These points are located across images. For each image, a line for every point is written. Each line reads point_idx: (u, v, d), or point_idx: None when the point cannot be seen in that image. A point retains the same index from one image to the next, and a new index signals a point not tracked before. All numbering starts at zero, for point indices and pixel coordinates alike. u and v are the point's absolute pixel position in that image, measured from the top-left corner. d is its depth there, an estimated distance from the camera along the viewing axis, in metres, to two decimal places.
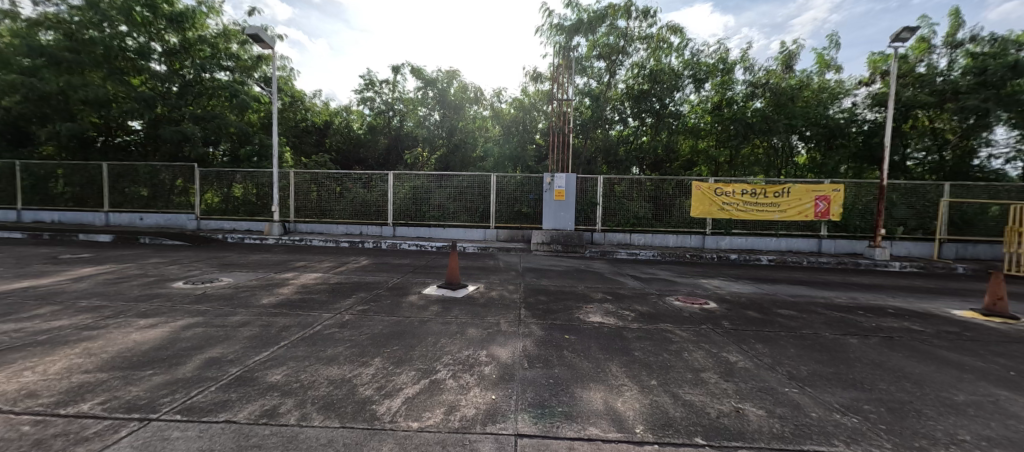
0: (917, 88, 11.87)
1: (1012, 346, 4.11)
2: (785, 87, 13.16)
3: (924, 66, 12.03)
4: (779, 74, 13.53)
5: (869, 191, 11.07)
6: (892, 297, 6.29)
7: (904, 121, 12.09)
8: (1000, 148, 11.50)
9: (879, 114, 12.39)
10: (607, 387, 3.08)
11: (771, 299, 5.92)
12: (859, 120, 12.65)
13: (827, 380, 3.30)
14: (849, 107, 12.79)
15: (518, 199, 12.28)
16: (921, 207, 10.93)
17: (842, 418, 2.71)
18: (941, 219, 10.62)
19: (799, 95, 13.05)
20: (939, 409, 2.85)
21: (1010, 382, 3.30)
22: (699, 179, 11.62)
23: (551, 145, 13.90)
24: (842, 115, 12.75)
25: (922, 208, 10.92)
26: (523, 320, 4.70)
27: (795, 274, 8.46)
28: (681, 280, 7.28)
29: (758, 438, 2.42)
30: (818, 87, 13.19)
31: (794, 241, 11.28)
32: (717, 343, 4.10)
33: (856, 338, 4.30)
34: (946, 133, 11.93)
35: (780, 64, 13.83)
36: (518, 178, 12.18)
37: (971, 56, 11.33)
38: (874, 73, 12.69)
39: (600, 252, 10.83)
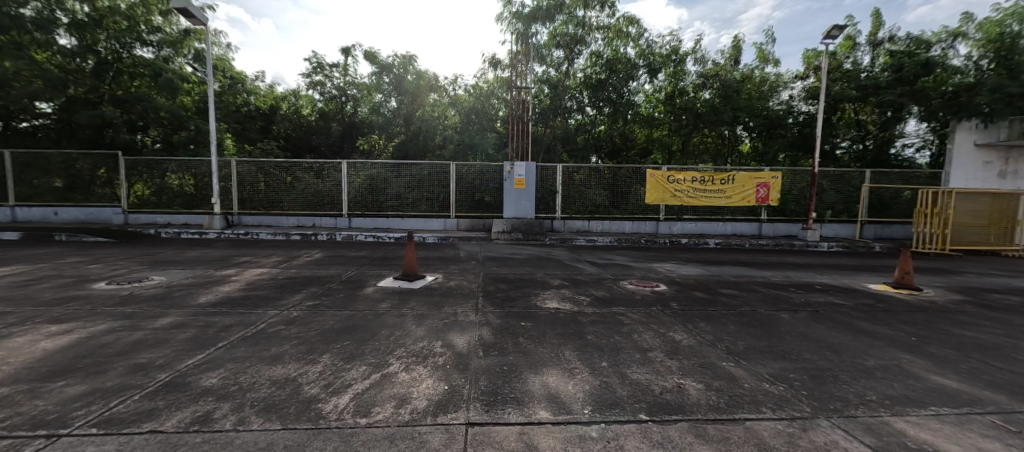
0: (844, 82, 12.78)
1: (915, 315, 4.65)
2: (732, 79, 13.79)
3: (850, 63, 13.05)
4: (725, 67, 14.17)
5: (804, 178, 11.98)
6: (820, 274, 6.92)
7: (833, 113, 13.14)
8: (913, 138, 12.78)
9: (812, 107, 13.32)
10: (560, 371, 3.17)
11: (716, 280, 6.30)
12: (796, 112, 13.56)
13: (760, 353, 3.57)
14: (787, 100, 13.70)
15: (479, 188, 12.19)
16: (848, 192, 11.94)
17: (771, 386, 2.96)
18: (863, 204, 11.77)
19: (743, 87, 13.74)
20: (852, 373, 3.19)
21: (911, 347, 3.73)
22: (654, 166, 11.98)
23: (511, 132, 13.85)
24: (781, 107, 13.67)
25: (849, 193, 11.95)
26: (481, 309, 4.70)
27: (738, 256, 9.07)
28: (636, 265, 7.56)
29: (696, 410, 2.60)
30: (760, 80, 13.99)
31: (738, 226, 12.05)
32: (666, 323, 4.32)
33: (788, 313, 4.68)
34: (869, 124, 13.07)
35: (727, 57, 14.47)
36: (478, 166, 12.06)
37: (889, 54, 12.38)
38: (808, 68, 13.61)
39: (561, 240, 11.02)
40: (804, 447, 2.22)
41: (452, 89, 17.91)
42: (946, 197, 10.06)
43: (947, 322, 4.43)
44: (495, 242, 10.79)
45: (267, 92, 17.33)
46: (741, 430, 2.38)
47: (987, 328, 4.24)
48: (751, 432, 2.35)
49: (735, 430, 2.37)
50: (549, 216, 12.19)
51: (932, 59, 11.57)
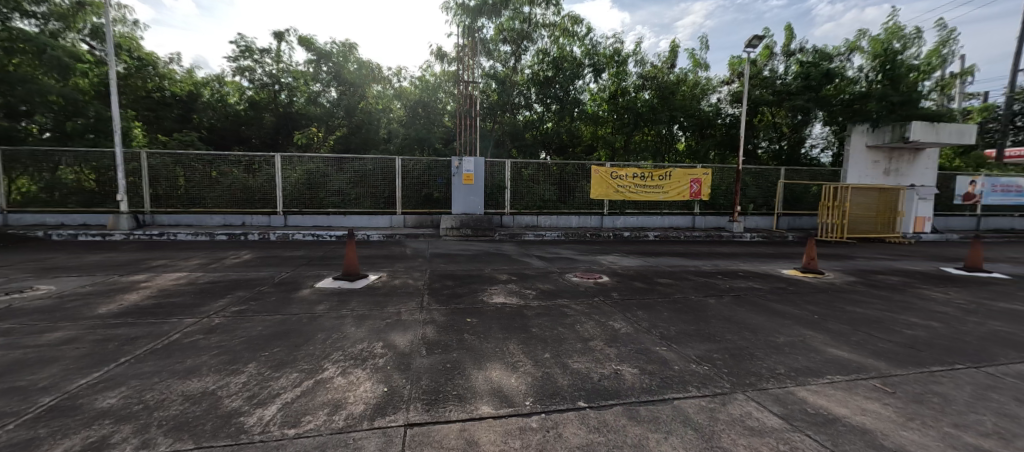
0: (762, 88, 14.16)
1: (818, 295, 5.29)
2: (668, 81, 14.71)
3: (768, 70, 14.44)
4: (662, 69, 15.06)
5: (730, 175, 13.09)
6: (742, 262, 7.64)
7: (754, 115, 14.51)
8: (818, 140, 14.46)
9: (737, 110, 14.61)
10: (504, 364, 3.20)
11: (653, 270, 6.71)
12: (724, 114, 14.79)
13: (690, 336, 3.85)
14: (715, 102, 14.90)
15: (426, 183, 11.93)
16: (767, 187, 13.23)
17: (697, 366, 3.21)
18: (779, 198, 13.15)
19: (678, 90, 14.71)
20: (766, 350, 3.56)
21: (814, 324, 4.24)
22: (598, 163, 12.43)
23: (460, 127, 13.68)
24: (711, 108, 14.85)
25: (768, 188, 13.23)
26: (425, 307, 4.61)
27: (673, 248, 9.73)
28: (581, 258, 7.83)
29: (630, 393, 2.76)
30: (693, 83, 15.03)
31: (674, 219, 12.92)
32: (606, 313, 4.52)
33: (714, 299, 5.11)
34: (784, 127, 14.54)
35: (663, 60, 15.37)
36: (425, 161, 11.80)
37: (799, 64, 13.85)
38: (733, 73, 14.89)
39: (510, 235, 11.14)
40: (723, 420, 2.43)
41: (396, 82, 17.19)
42: (843, 191, 11.55)
43: (843, 300, 5.09)
44: (444, 239, 10.63)
45: (185, 77, 15.61)
46: (669, 409, 2.56)
47: (873, 304, 4.94)
48: (677, 410, 2.54)
49: (664, 409, 2.55)
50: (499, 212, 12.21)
51: (832, 70, 13.15)
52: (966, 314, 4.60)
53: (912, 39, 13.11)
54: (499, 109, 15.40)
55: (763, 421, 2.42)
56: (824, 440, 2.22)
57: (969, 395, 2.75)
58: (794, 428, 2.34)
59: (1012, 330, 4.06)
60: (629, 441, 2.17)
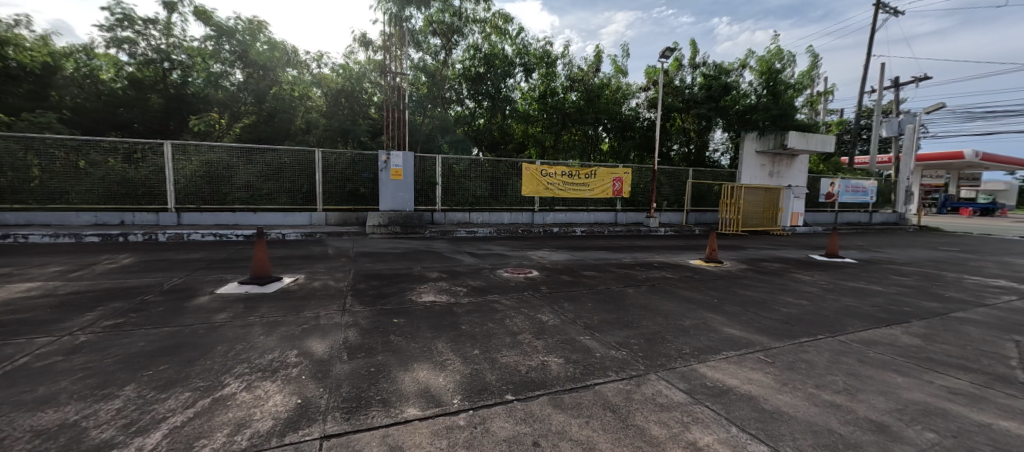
0: (673, 96, 15.81)
1: (716, 282, 6.06)
2: (593, 85, 15.57)
3: (678, 80, 16.02)
4: (588, 73, 15.91)
5: (647, 174, 14.30)
6: (657, 254, 8.43)
7: (666, 121, 16.12)
8: (719, 144, 16.40)
9: (653, 114, 16.07)
10: (432, 364, 3.15)
11: (579, 264, 7.11)
12: (642, 118, 16.17)
13: (610, 324, 4.15)
14: (635, 107, 16.21)
15: (351, 178, 11.26)
16: (678, 186, 14.72)
17: (615, 352, 3.47)
18: (687, 196, 14.71)
19: (603, 93, 15.67)
20: (674, 333, 3.97)
21: (713, 307, 4.84)
22: (529, 161, 12.77)
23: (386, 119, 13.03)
24: (631, 112, 16.13)
25: (678, 187, 14.73)
26: (348, 310, 4.35)
27: (598, 242, 10.39)
28: (513, 253, 8.02)
29: (555, 383, 2.89)
30: (615, 88, 16.14)
31: (599, 215, 13.80)
32: (536, 306, 4.68)
33: (632, 288, 5.57)
34: (692, 131, 16.31)
35: (589, 64, 16.25)
36: (349, 155, 11.12)
37: (703, 76, 15.57)
38: (649, 81, 16.27)
39: (442, 232, 10.98)
40: (637, 400, 2.66)
41: (315, 67, 15.74)
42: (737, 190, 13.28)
43: (736, 285, 5.89)
44: (371, 237, 10.10)
45: (36, 45, 12.75)
46: (590, 394, 2.74)
47: (758, 288, 5.78)
48: (597, 395, 2.72)
49: (586, 395, 2.71)
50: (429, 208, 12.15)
51: (728, 84, 15.03)
52: (825, 293, 5.60)
53: (788, 61, 15.44)
54: (432, 102, 15.17)
55: (670, 397, 2.71)
56: (719, 410, 2.54)
57: (826, 359, 3.36)
58: (695, 402, 2.65)
59: (855, 304, 5.04)
60: (553, 428, 2.28)
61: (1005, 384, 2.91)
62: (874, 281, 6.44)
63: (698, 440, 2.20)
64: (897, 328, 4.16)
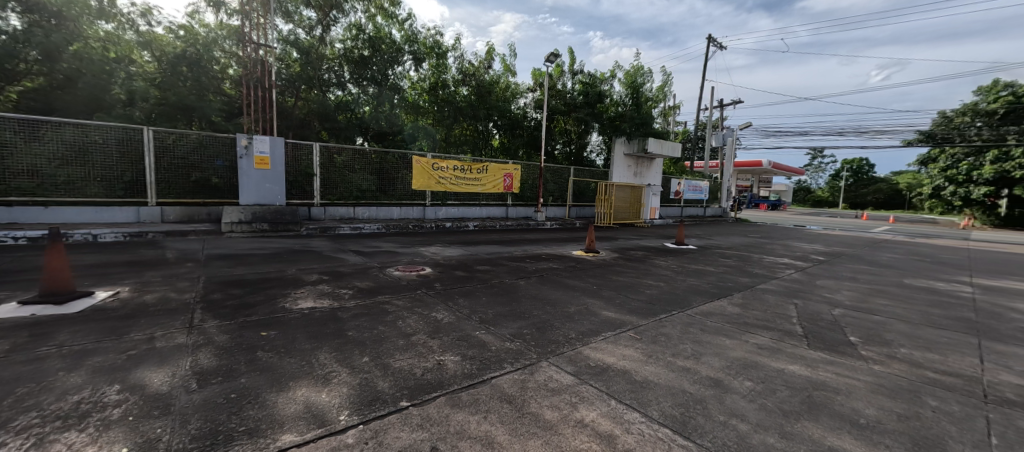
0: (556, 99, 17.18)
1: (594, 270, 6.80)
2: (485, 82, 15.92)
3: (560, 85, 17.44)
4: (480, 68, 16.18)
5: (533, 170, 15.26)
6: (544, 247, 9.08)
7: (551, 122, 17.54)
8: (595, 147, 18.40)
9: (539, 115, 17.30)
10: (312, 379, 2.78)
11: (473, 258, 7.19)
12: (529, 118, 17.24)
13: (504, 317, 4.29)
14: (523, 107, 17.17)
15: (198, 166, 9.47)
16: (561, 183, 16.09)
17: (510, 344, 3.60)
18: (569, 192, 16.26)
19: (494, 91, 16.15)
20: (561, 319, 4.31)
21: (593, 293, 5.41)
22: (419, 153, 12.34)
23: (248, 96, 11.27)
24: (519, 111, 17.06)
25: (561, 184, 16.10)
26: (197, 327, 3.56)
27: (490, 236, 10.70)
28: (404, 250, 7.69)
29: (452, 382, 2.84)
30: (506, 86, 16.80)
31: (490, 210, 14.23)
32: (430, 304, 4.56)
33: (524, 280, 5.87)
34: (573, 134, 17.88)
35: (481, 60, 16.51)
36: (196, 137, 9.32)
37: (581, 83, 17.29)
38: (536, 83, 17.37)
39: (321, 229, 9.90)
40: (531, 388, 2.79)
41: (142, 23, 12.43)
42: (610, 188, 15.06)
43: (610, 272, 6.71)
44: (229, 237, 8.53)
45: None
46: (487, 389, 2.76)
47: (627, 273, 6.69)
48: (494, 388, 2.77)
49: (483, 390, 2.73)
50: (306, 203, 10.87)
51: (601, 93, 16.95)
52: (676, 274, 6.78)
53: (647, 77, 18.12)
54: (307, 81, 13.48)
55: (559, 380, 2.92)
56: (601, 386, 2.85)
57: (679, 330, 4.07)
58: (581, 382, 2.91)
59: (697, 283, 6.23)
60: (452, 429, 2.23)
61: (788, 337, 3.95)
62: (707, 263, 8.09)
63: (585, 417, 2.41)
64: (724, 300, 5.28)
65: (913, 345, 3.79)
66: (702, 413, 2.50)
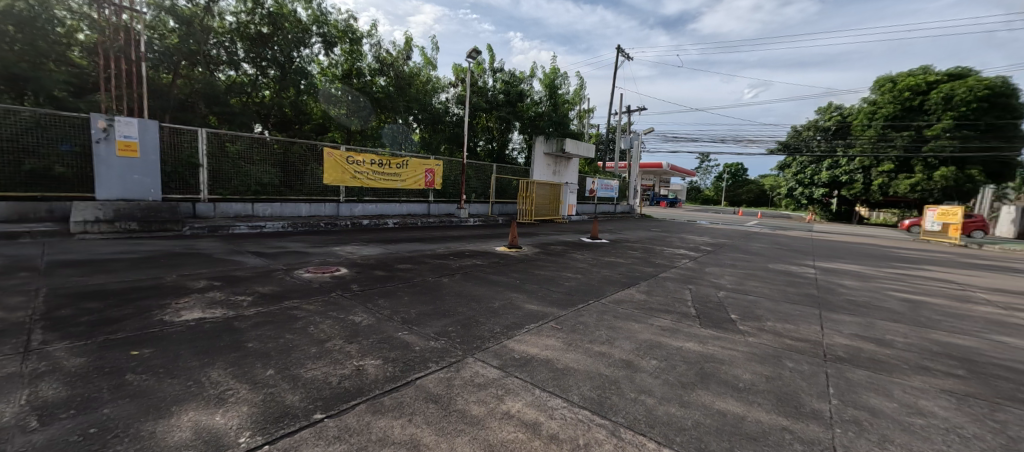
0: (477, 96, 17.45)
1: (517, 265, 7.01)
2: (405, 73, 15.61)
3: (481, 82, 17.64)
4: (397, 58, 15.70)
5: (456, 167, 15.17)
6: (468, 243, 9.10)
7: (473, 118, 17.70)
8: (516, 145, 18.86)
9: (460, 111, 17.39)
10: (203, 401, 2.40)
11: (393, 257, 6.91)
12: (451, 113, 17.23)
13: (428, 316, 4.20)
14: (444, 101, 17.20)
15: (35, 152, 7.84)
16: (483, 179, 16.24)
17: (434, 342, 3.52)
18: (491, 189, 16.43)
19: (414, 83, 15.86)
20: (486, 315, 4.35)
21: (517, 287, 5.57)
22: (331, 145, 11.83)
23: (111, 70, 9.66)
24: (440, 106, 17.05)
25: (484, 180, 16.26)
26: (34, 352, 2.83)
27: (412, 233, 10.41)
28: (315, 250, 7.08)
29: (373, 387, 2.69)
30: (426, 80, 16.63)
31: (412, 206, 13.94)
32: (347, 307, 4.26)
33: (448, 277, 5.81)
34: (494, 131, 18.28)
35: (398, 49, 15.94)
36: (31, 117, 7.76)
37: (502, 81, 17.78)
38: (458, 77, 17.72)
39: (209, 228, 8.70)
40: (457, 385, 2.77)
41: None
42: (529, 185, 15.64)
43: (531, 266, 6.97)
44: (83, 239, 7.04)
45: None
46: (411, 390, 2.67)
47: (548, 267, 7.03)
48: (418, 389, 2.68)
49: (407, 392, 2.63)
50: (189, 197, 9.68)
51: (521, 92, 17.52)
52: (591, 267, 7.31)
53: (563, 80, 19.24)
54: (193, 58, 11.74)
55: (485, 375, 2.94)
56: (525, 376, 2.94)
57: (594, 318, 4.38)
58: (506, 374, 2.96)
59: (609, 273, 6.80)
60: (374, 437, 2.11)
61: (684, 318, 4.51)
62: (617, 255, 8.86)
63: (510, 408, 2.47)
64: (632, 288, 5.83)
65: (776, 318, 4.59)
66: (616, 392, 2.72)
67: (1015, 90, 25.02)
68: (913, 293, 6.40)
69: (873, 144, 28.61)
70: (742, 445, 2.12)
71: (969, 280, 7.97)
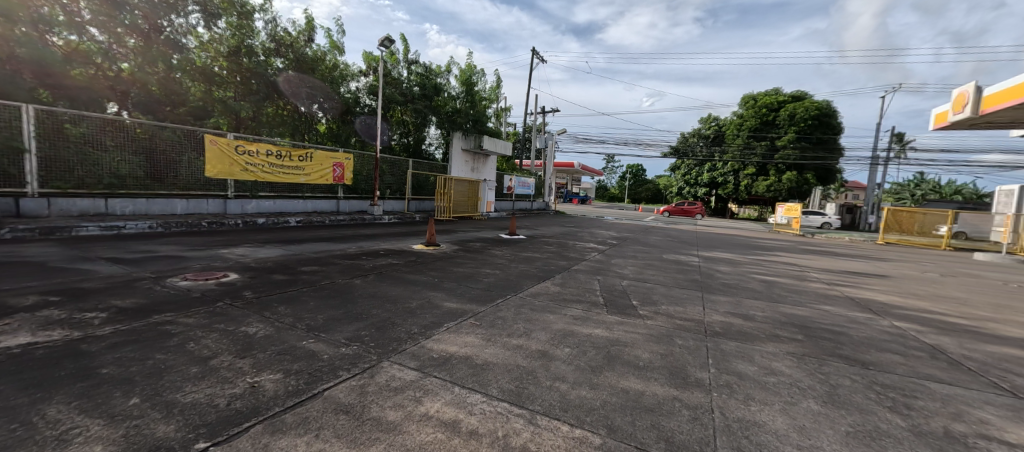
0: (391, 87, 16.68)
1: (435, 263, 6.89)
2: (307, 56, 14.33)
3: (395, 73, 16.86)
4: (297, 39, 14.31)
5: (369, 162, 14.68)
6: (383, 242, 8.67)
7: (387, 111, 16.93)
8: (433, 140, 18.45)
9: (373, 102, 16.58)
10: (29, 447, 1.87)
11: (295, 259, 6.27)
12: (362, 104, 16.48)
13: (338, 321, 3.89)
14: (354, 91, 16.22)
15: None
16: (399, 175, 15.76)
17: (345, 349, 3.27)
18: (407, 185, 16.04)
19: (318, 68, 14.71)
20: (402, 315, 4.20)
21: (435, 285, 5.47)
22: (215, 132, 10.39)
23: None
24: (350, 95, 16.12)
25: (399, 176, 15.78)
26: None
27: (319, 232, 9.58)
28: (195, 254, 6.08)
29: (272, 404, 2.38)
30: (332, 65, 15.44)
31: (318, 203, 12.95)
32: (238, 317, 3.74)
33: (360, 279, 5.47)
34: (410, 124, 17.62)
35: (297, 28, 14.49)
36: None
37: (418, 75, 17.21)
38: (369, 66, 16.82)
39: (41, 230, 6.98)
40: (372, 391, 2.61)
41: None
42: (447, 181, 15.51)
43: (450, 264, 6.91)
44: None
45: None
46: (319, 403, 2.43)
47: (467, 264, 7.04)
48: (327, 400, 2.45)
49: (314, 406, 2.39)
50: (8, 192, 7.68)
51: (437, 86, 17.17)
52: (509, 262, 7.51)
53: (481, 77, 19.37)
54: (15, 15, 8.94)
55: (402, 378, 2.82)
56: (445, 375, 2.90)
57: (512, 312, 4.50)
58: (425, 375, 2.88)
59: (526, 268, 7.05)
60: None
61: (593, 306, 4.87)
62: (533, 250, 9.24)
63: (429, 410, 2.40)
64: (548, 281, 6.13)
65: (668, 302, 5.23)
66: (533, 382, 2.83)
67: (833, 113, 32.00)
68: (767, 274, 7.85)
69: (740, 151, 34.24)
70: (642, 418, 2.36)
71: (804, 262, 10.02)
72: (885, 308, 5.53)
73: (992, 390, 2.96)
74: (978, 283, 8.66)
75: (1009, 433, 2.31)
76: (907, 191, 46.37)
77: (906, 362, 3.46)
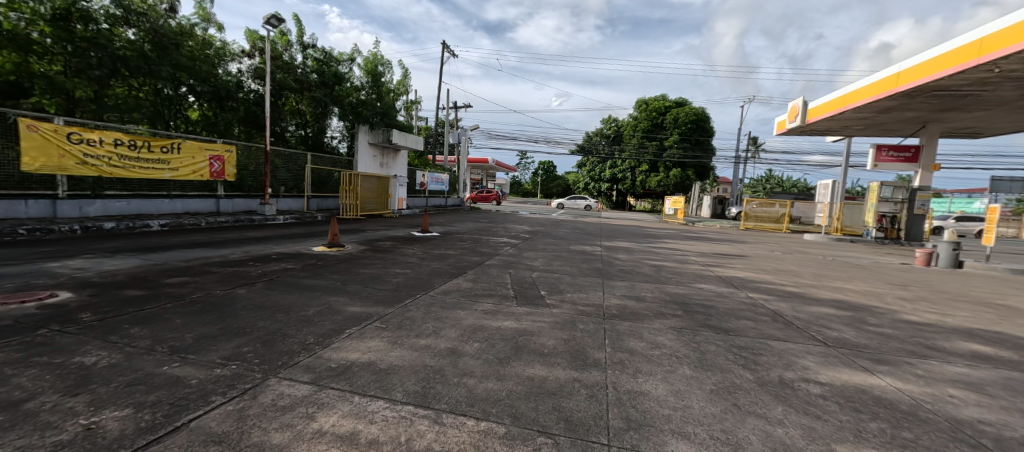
0: (283, 71, 15.06)
1: (338, 265, 6.39)
2: (168, 28, 12.21)
3: (286, 56, 15.30)
4: (155, 8, 12.10)
5: (257, 155, 13.15)
6: (277, 245, 7.76)
7: (278, 98, 15.23)
8: (336, 133, 17.18)
9: (259, 86, 15.28)
10: None
11: (158, 270, 5.27)
12: (245, 88, 14.95)
13: (214, 338, 3.38)
14: (235, 73, 14.54)
15: None
16: (296, 170, 14.48)
17: (221, 370, 2.85)
18: (306, 182, 14.82)
19: (184, 43, 12.71)
20: (295, 325, 3.81)
21: (337, 290, 5.08)
22: (35, 115, 8.29)
23: None
24: (229, 77, 14.29)
25: (296, 171, 14.50)
26: None
27: (193, 237, 8.21)
28: (3, 271, 4.73)
29: (116, 445, 1.95)
30: (203, 42, 13.62)
31: (191, 202, 11.29)
32: (70, 347, 3.01)
33: (244, 288, 4.81)
34: (307, 114, 16.22)
35: None
36: None
37: (314, 61, 15.92)
38: (252, 46, 14.99)
39: None
40: (253, 414, 2.31)
41: None
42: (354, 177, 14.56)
43: (355, 265, 6.49)
44: None
45: None
46: (182, 437, 2.06)
47: (374, 264, 6.67)
48: (194, 432, 2.10)
49: (177, 439, 2.03)
50: None
51: (337, 74, 16.07)
52: (421, 260, 7.31)
53: (387, 68, 18.61)
54: None
55: (292, 394, 2.56)
56: (344, 385, 2.70)
57: (421, 312, 4.39)
58: (320, 388, 2.65)
59: (439, 266, 6.94)
60: None
61: (503, 299, 4.99)
62: (447, 246, 9.14)
63: (323, 425, 2.21)
64: (460, 277, 6.12)
65: (573, 290, 5.59)
66: (440, 380, 2.79)
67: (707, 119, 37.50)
68: (657, 259, 8.89)
69: (636, 150, 38.11)
70: (543, 402, 2.48)
71: (687, 248, 11.59)
72: (745, 283, 6.64)
73: (812, 342, 3.75)
74: (806, 257, 10.98)
75: (822, 375, 2.95)
76: (761, 186, 56.58)
77: (757, 326, 4.20)
